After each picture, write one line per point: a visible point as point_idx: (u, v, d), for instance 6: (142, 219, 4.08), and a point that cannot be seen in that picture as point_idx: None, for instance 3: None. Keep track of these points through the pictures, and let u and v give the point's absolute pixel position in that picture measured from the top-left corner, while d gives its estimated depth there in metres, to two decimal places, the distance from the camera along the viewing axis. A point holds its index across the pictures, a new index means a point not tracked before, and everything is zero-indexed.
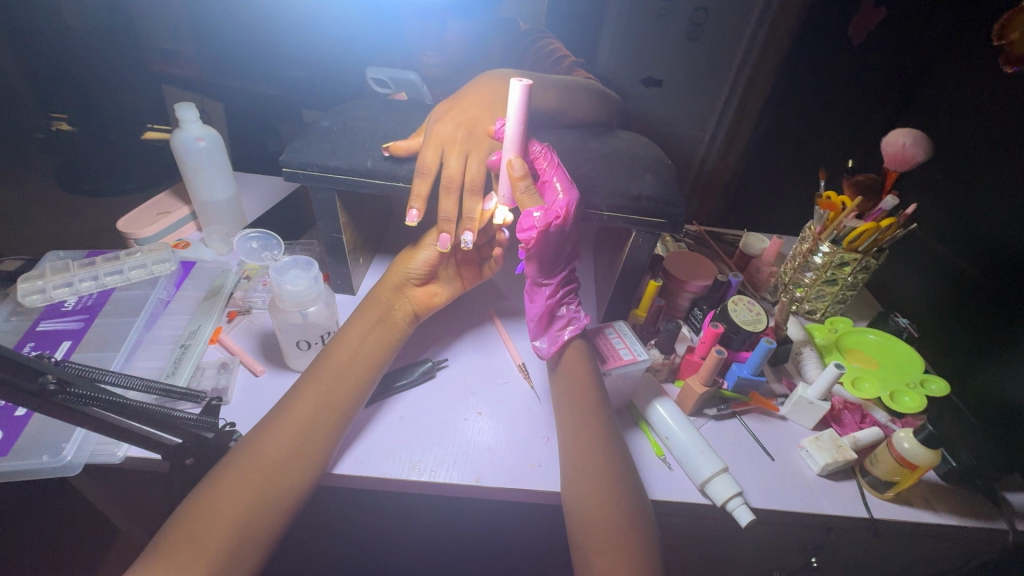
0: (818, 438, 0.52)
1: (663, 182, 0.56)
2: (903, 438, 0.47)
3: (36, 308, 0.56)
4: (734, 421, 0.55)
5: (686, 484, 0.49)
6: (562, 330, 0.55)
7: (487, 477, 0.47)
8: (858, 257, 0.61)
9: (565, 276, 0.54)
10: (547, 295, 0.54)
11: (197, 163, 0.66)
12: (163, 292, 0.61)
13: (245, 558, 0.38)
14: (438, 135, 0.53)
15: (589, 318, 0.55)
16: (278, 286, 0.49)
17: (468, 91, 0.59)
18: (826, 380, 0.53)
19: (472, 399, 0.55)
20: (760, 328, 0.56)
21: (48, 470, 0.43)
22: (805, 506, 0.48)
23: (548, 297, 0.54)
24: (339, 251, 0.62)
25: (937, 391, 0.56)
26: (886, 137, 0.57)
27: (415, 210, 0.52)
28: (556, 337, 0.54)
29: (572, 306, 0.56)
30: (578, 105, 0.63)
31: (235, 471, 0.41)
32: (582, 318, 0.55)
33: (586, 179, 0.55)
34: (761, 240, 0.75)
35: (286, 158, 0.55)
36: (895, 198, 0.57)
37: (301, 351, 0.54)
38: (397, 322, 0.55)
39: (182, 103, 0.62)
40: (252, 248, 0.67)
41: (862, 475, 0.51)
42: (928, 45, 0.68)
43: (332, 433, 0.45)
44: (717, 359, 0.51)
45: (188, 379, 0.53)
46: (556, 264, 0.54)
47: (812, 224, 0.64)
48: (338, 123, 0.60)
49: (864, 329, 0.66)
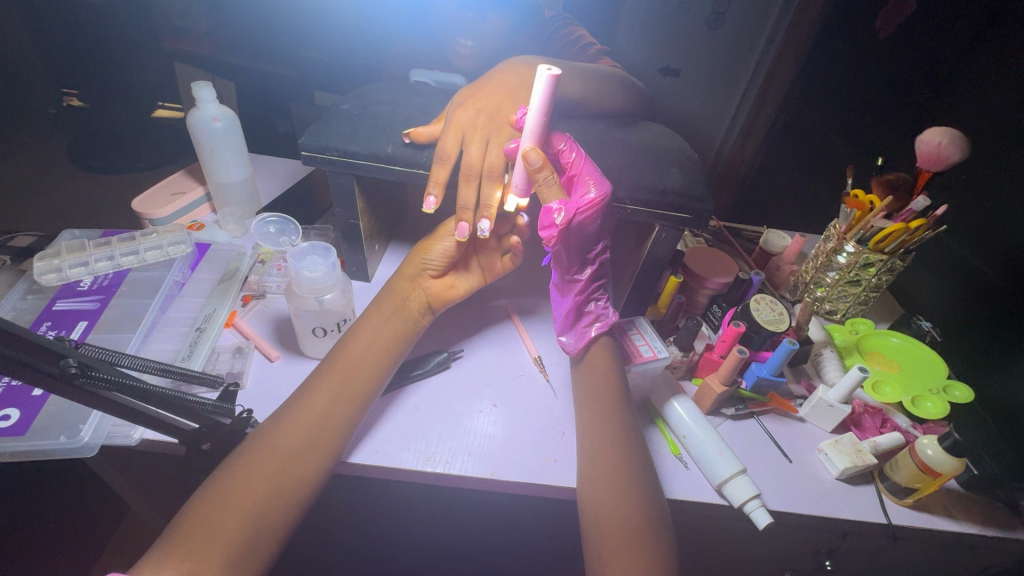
0: (837, 441, 0.51)
1: (690, 177, 0.54)
2: (926, 445, 0.46)
3: (52, 287, 0.56)
4: (752, 422, 0.55)
5: (702, 484, 0.49)
6: (591, 325, 0.54)
7: (502, 470, 0.47)
8: (884, 258, 0.59)
9: (597, 272, 0.54)
10: (579, 292, 0.53)
11: (214, 143, 0.65)
12: (179, 274, 0.61)
13: (260, 547, 0.38)
14: (458, 121, 0.52)
15: (616, 316, 0.54)
16: (295, 272, 0.48)
17: (490, 78, 0.58)
18: (848, 382, 0.52)
19: (486, 392, 0.54)
20: (781, 328, 0.56)
21: (64, 451, 0.42)
22: (822, 510, 0.48)
23: (579, 293, 0.53)
24: (354, 237, 0.61)
25: (961, 397, 0.56)
26: (922, 136, 0.55)
27: (432, 197, 0.51)
28: (585, 332, 0.54)
29: (601, 303, 0.55)
30: (602, 95, 0.62)
31: (251, 459, 0.40)
32: (610, 315, 0.54)
33: (611, 172, 0.53)
34: (782, 238, 0.74)
35: (305, 141, 0.53)
36: (925, 199, 0.55)
37: (317, 338, 0.53)
38: (412, 313, 0.54)
39: (201, 83, 0.61)
40: (269, 232, 0.67)
41: (881, 480, 0.50)
42: (961, 39, 0.65)
43: (348, 423, 0.45)
44: (739, 359, 0.50)
45: (204, 363, 0.53)
46: (590, 260, 0.53)
47: (836, 222, 0.63)
48: (358, 106, 0.59)
49: (886, 332, 0.65)
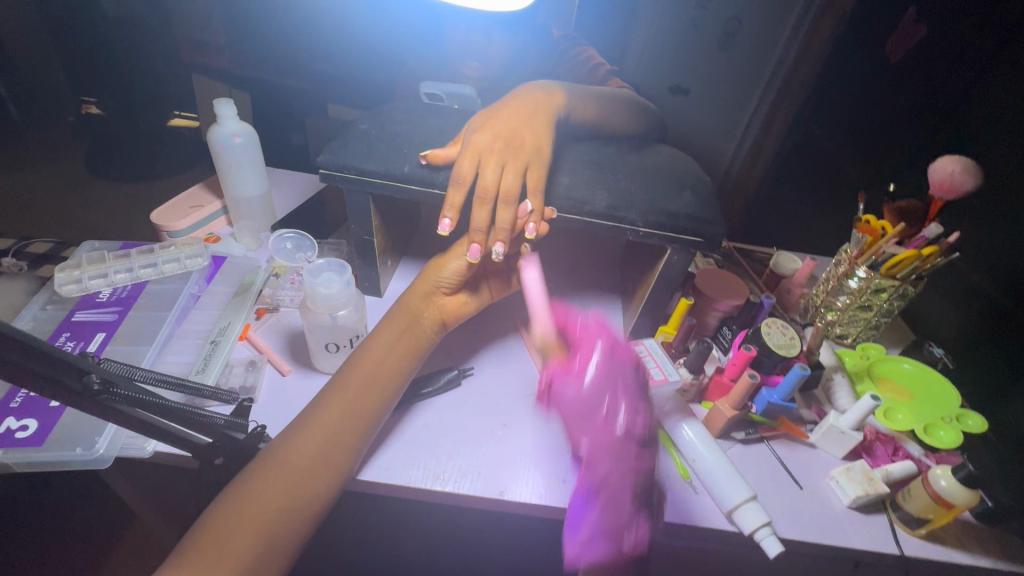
0: (848, 469, 0.51)
1: (703, 201, 0.55)
2: (940, 475, 0.46)
3: (72, 298, 0.57)
4: (762, 446, 0.54)
5: (712, 510, 0.48)
6: (645, 453, 0.46)
7: (510, 491, 0.47)
8: (895, 284, 0.59)
9: (637, 420, 0.47)
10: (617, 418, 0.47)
11: (232, 159, 0.66)
12: (195, 287, 0.62)
13: (272, 563, 0.38)
14: (475, 144, 0.53)
15: (640, 423, 0.47)
16: (310, 288, 0.48)
17: (506, 101, 0.58)
18: (861, 410, 0.52)
19: (496, 410, 0.54)
20: (792, 353, 0.56)
21: (80, 462, 0.43)
22: (834, 540, 0.47)
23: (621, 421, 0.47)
24: (369, 253, 0.62)
25: (975, 427, 0.55)
26: (934, 165, 0.56)
27: (447, 219, 0.52)
28: (643, 469, 0.46)
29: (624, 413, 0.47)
30: (615, 118, 0.63)
31: (263, 476, 0.41)
32: (631, 424, 0.46)
33: (623, 194, 0.54)
34: (793, 260, 0.73)
35: (324, 160, 0.55)
36: (938, 226, 0.56)
37: (330, 353, 0.54)
38: (425, 329, 0.55)
39: (223, 100, 0.62)
40: (286, 248, 0.68)
41: (893, 510, 0.50)
42: (968, 66, 0.66)
43: (359, 442, 0.45)
44: (750, 383, 0.51)
45: (217, 376, 0.53)
46: (625, 433, 0.46)
47: (848, 247, 0.63)
48: (376, 125, 0.60)
49: (898, 358, 0.64)
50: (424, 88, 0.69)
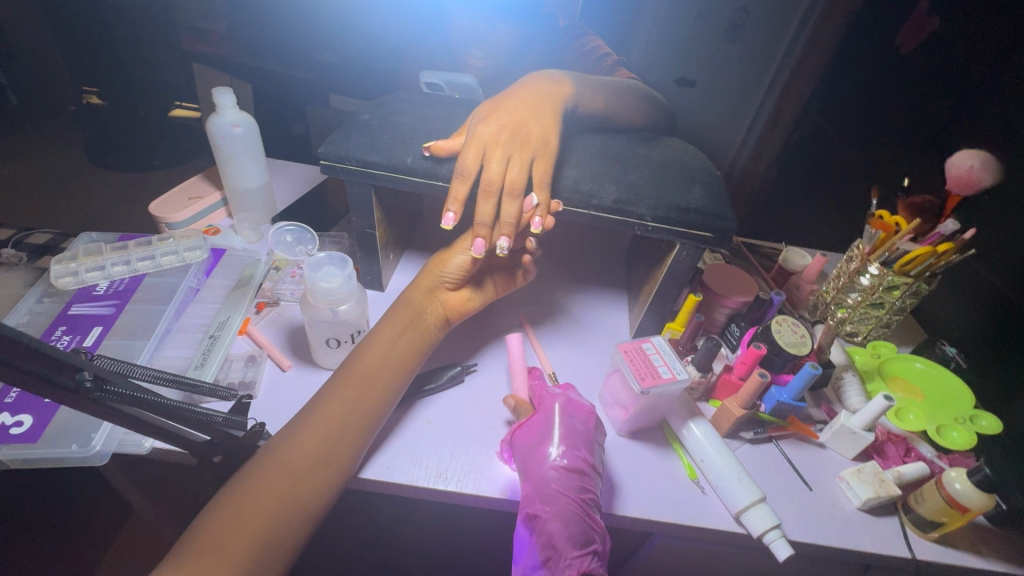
0: (859, 470, 0.50)
1: (713, 195, 0.53)
2: (953, 478, 0.45)
3: (68, 291, 0.56)
4: (771, 447, 0.53)
5: (720, 512, 0.47)
6: (584, 487, 0.44)
7: (514, 491, 0.46)
8: (909, 282, 0.58)
9: (579, 456, 0.45)
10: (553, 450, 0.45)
11: (232, 149, 0.64)
12: (194, 280, 0.61)
13: (271, 563, 0.38)
14: (480, 135, 0.51)
15: (557, 469, 0.44)
16: (312, 283, 0.47)
17: (512, 91, 0.57)
18: (873, 411, 0.50)
19: (500, 408, 0.53)
20: (804, 351, 0.54)
21: (76, 459, 0.42)
22: (845, 543, 0.46)
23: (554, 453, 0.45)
24: (371, 246, 0.61)
25: (988, 428, 0.54)
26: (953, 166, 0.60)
27: (451, 213, 0.50)
28: (582, 500, 0.43)
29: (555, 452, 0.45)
30: (624, 109, 0.62)
31: (262, 475, 0.40)
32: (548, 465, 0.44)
33: (632, 188, 0.53)
34: (803, 257, 0.72)
35: (325, 151, 0.53)
36: (955, 223, 0.54)
37: (331, 348, 0.53)
38: (428, 326, 0.54)
39: (222, 89, 0.61)
40: (286, 241, 0.66)
41: (904, 512, 0.49)
42: (984, 58, 0.64)
43: (360, 440, 0.44)
44: (759, 382, 0.49)
45: (216, 371, 0.52)
46: (565, 466, 0.44)
47: (859, 243, 0.62)
48: (378, 116, 0.58)
49: (910, 357, 0.63)
50: (424, 78, 0.66)
